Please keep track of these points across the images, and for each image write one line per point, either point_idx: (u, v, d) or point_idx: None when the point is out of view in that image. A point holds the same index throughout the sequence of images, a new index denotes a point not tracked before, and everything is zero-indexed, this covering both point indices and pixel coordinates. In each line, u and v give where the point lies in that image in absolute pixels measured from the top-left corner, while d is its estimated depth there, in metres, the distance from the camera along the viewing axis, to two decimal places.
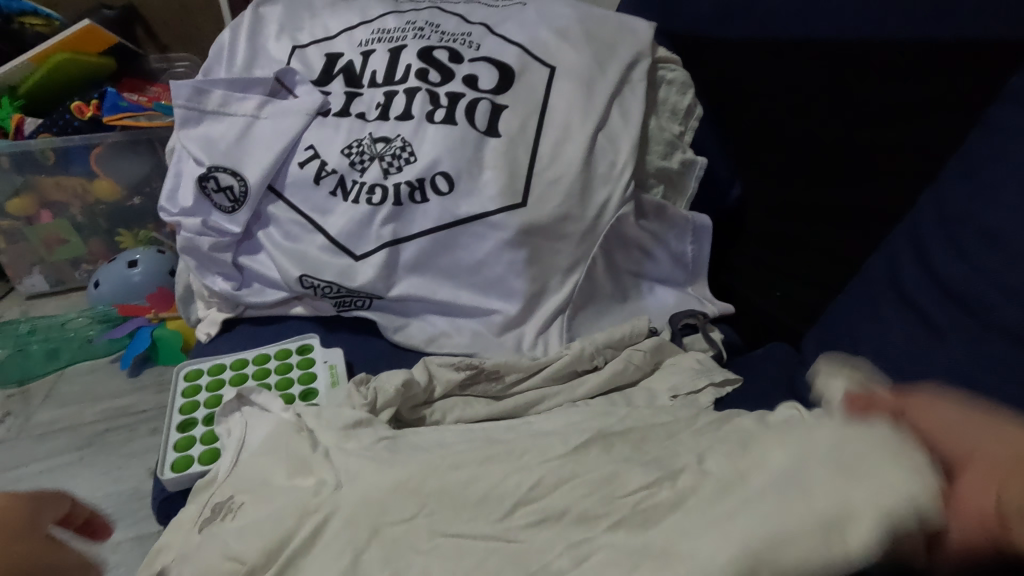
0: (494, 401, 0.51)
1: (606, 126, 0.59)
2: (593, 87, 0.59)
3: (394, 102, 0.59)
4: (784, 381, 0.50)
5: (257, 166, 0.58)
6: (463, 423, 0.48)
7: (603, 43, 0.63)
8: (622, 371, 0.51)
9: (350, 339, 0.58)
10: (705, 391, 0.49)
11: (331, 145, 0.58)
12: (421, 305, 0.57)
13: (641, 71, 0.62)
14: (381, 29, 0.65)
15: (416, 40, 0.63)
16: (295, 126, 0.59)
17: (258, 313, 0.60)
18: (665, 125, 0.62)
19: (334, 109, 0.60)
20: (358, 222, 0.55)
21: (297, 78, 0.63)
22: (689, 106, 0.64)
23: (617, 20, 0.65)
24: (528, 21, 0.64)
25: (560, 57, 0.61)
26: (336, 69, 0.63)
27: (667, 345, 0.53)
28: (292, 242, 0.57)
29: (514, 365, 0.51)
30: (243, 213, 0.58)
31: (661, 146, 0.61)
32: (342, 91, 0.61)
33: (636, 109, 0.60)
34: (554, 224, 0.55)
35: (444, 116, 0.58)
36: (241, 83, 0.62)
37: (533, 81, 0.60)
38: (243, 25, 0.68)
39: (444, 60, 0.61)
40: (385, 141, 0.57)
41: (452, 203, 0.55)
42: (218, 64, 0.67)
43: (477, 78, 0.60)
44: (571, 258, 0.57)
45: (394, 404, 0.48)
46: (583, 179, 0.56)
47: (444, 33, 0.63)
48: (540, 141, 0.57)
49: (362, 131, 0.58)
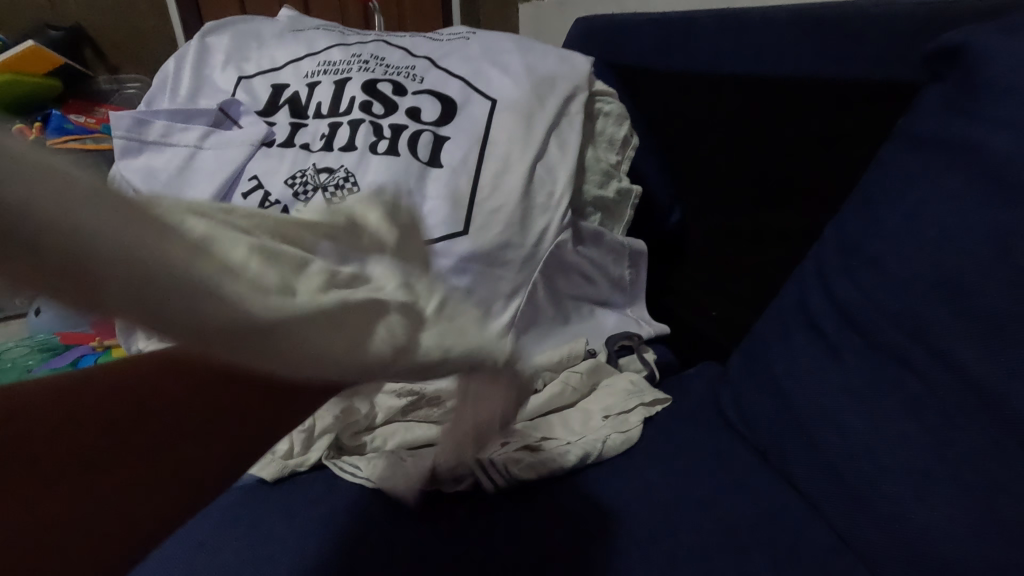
0: (434, 426, 0.51)
1: (545, 156, 0.61)
2: (532, 118, 0.61)
3: (338, 133, 0.61)
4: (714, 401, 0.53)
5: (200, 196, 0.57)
6: (402, 450, 0.48)
7: (543, 76, 0.64)
8: (560, 394, 0.52)
9: None
10: (636, 411, 0.53)
11: (274, 175, 0.59)
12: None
13: (578, 104, 0.65)
14: (327, 61, 0.66)
15: (361, 73, 0.64)
16: (239, 157, 0.59)
17: None
18: (602, 155, 0.66)
19: (278, 139, 0.61)
20: None
21: (241, 109, 0.63)
22: (625, 137, 0.68)
23: (557, 53, 0.67)
24: (471, 55, 0.66)
25: (501, 89, 0.63)
26: (282, 100, 0.64)
27: (602, 367, 0.56)
28: None
29: (454, 389, 0.52)
30: None
31: (597, 175, 0.64)
32: (287, 122, 0.62)
33: (574, 141, 0.62)
34: (496, 251, 0.57)
35: (387, 148, 0.59)
36: (184, 114, 0.62)
37: (475, 113, 0.62)
38: (188, 56, 0.69)
39: (388, 93, 0.63)
40: (328, 171, 0.58)
41: None
42: (162, 94, 0.68)
43: (420, 111, 0.62)
44: (512, 284, 0.57)
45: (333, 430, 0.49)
46: (523, 207, 0.58)
47: (389, 65, 0.65)
48: (482, 170, 0.59)
49: (306, 162, 0.59)
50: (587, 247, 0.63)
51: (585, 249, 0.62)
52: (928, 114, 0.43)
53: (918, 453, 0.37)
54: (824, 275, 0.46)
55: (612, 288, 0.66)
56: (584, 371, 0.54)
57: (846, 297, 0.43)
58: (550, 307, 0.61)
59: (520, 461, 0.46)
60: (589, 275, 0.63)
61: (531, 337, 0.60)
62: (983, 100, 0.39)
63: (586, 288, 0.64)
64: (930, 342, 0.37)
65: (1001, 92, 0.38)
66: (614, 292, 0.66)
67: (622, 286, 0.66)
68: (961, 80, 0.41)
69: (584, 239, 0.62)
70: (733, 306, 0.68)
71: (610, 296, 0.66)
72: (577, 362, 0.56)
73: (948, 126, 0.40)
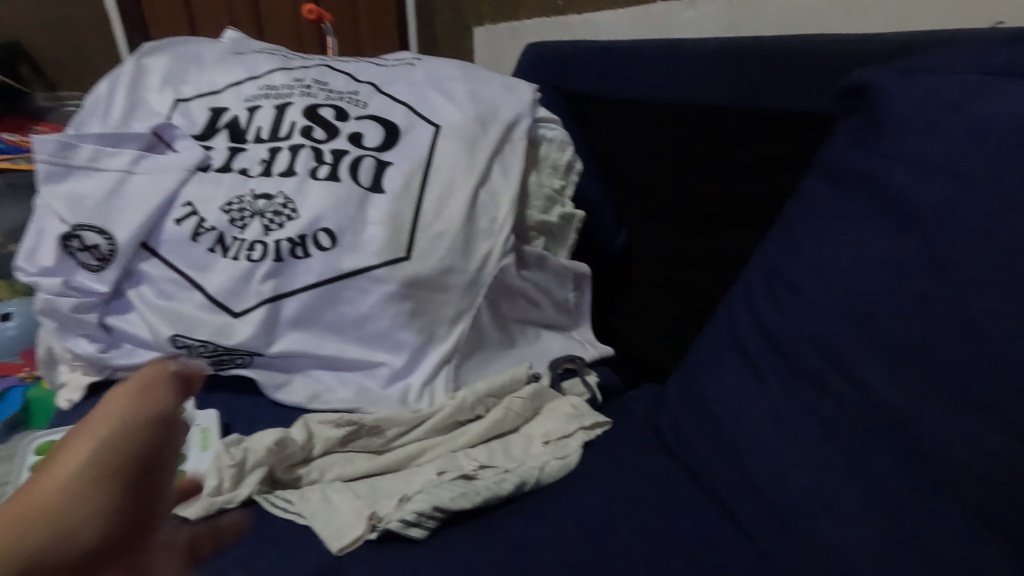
0: (376, 455, 0.51)
1: (487, 182, 0.61)
2: (475, 144, 0.61)
3: (278, 158, 0.60)
4: (651, 424, 0.54)
5: (127, 224, 0.56)
6: (340, 481, 0.48)
7: (486, 103, 0.65)
8: (503, 419, 0.53)
9: (230, 398, 0.57)
10: (576, 435, 0.53)
11: (210, 202, 0.58)
12: (307, 359, 0.57)
13: (522, 130, 0.65)
14: (269, 85, 0.65)
15: (302, 97, 0.64)
16: (171, 182, 0.58)
17: (129, 374, 0.58)
18: (545, 180, 0.66)
19: (215, 164, 0.60)
20: (237, 280, 0.55)
21: (176, 132, 0.62)
22: (569, 161, 0.68)
23: (501, 81, 0.68)
24: (415, 81, 0.67)
25: (444, 114, 0.63)
26: (221, 123, 0.63)
27: (545, 391, 0.56)
28: (167, 301, 0.56)
29: (395, 419, 0.52)
30: (110, 272, 0.55)
31: (540, 201, 0.65)
32: (225, 146, 0.61)
33: (516, 166, 0.62)
34: (438, 277, 0.56)
35: (328, 173, 0.59)
36: (114, 138, 0.60)
37: (418, 139, 0.61)
38: (123, 78, 0.67)
39: (330, 118, 0.62)
40: (266, 198, 0.57)
41: (335, 258, 0.56)
42: (93, 116, 0.66)
43: (363, 136, 0.61)
44: (455, 310, 0.57)
45: (263, 464, 0.47)
46: (465, 233, 0.58)
47: (332, 91, 0.65)
48: (424, 196, 0.58)
49: (244, 187, 0.58)
50: (532, 271, 0.63)
51: (529, 274, 0.63)
52: (838, 146, 0.45)
53: (835, 472, 0.39)
54: (751, 301, 0.48)
55: (556, 310, 0.66)
56: (527, 396, 0.55)
57: (768, 322, 0.45)
58: (495, 332, 0.61)
59: (455, 489, 0.45)
60: (534, 300, 0.64)
61: (475, 363, 0.60)
62: (883, 137, 0.41)
63: (532, 313, 0.64)
64: (842, 366, 0.39)
65: (899, 127, 0.40)
66: (558, 314, 0.66)
67: (567, 309, 0.67)
68: (866, 116, 0.43)
69: (528, 263, 0.62)
70: (673, 327, 0.69)
71: (555, 318, 0.66)
72: (520, 386, 0.57)
73: (854, 160, 0.42)
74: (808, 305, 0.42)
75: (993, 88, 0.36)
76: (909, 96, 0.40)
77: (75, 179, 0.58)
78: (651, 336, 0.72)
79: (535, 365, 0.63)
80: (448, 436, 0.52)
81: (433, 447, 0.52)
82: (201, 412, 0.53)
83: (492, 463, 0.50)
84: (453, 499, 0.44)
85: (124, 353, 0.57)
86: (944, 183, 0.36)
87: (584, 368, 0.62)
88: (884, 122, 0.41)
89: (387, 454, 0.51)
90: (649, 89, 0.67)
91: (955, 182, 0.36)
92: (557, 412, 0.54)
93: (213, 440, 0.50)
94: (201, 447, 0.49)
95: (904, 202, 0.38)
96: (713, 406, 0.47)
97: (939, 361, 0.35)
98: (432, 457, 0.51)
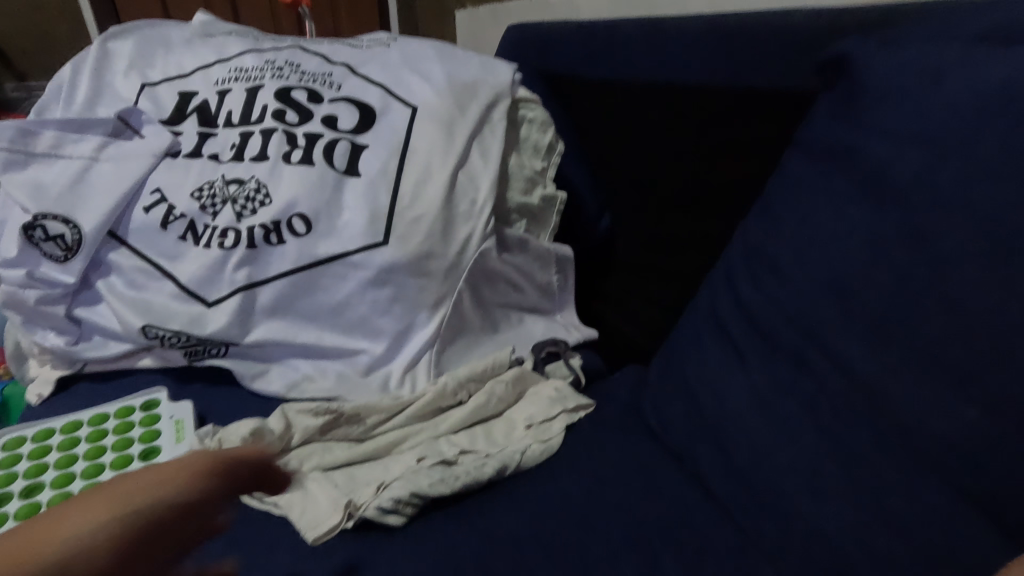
0: (356, 443, 0.50)
1: (466, 164, 0.59)
2: (453, 126, 0.60)
3: (250, 143, 0.58)
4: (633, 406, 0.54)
5: (93, 212, 0.54)
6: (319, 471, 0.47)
7: (464, 83, 0.63)
8: (484, 404, 0.53)
9: (205, 390, 0.56)
10: (559, 418, 0.53)
11: (179, 188, 0.56)
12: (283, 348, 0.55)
13: (501, 111, 0.63)
14: (239, 67, 0.63)
15: (274, 80, 0.62)
16: (138, 169, 0.56)
17: (100, 368, 0.56)
18: (526, 161, 0.65)
19: (185, 149, 0.58)
20: (209, 268, 0.53)
21: (143, 118, 0.60)
22: (551, 143, 0.67)
23: (480, 61, 0.67)
24: (390, 62, 0.65)
25: (421, 95, 0.61)
26: (190, 108, 0.61)
27: (528, 374, 0.55)
28: (137, 291, 0.54)
29: (375, 406, 0.52)
30: (77, 262, 0.54)
31: (521, 182, 0.63)
32: (194, 131, 0.59)
33: (496, 148, 0.61)
34: (417, 262, 0.55)
35: (301, 157, 0.57)
36: (77, 124, 0.58)
37: (394, 121, 0.60)
38: (86, 62, 0.65)
39: (303, 101, 0.61)
40: (238, 183, 0.56)
41: (310, 244, 0.55)
42: (56, 102, 0.63)
43: (337, 119, 0.60)
44: (436, 294, 0.56)
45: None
46: (444, 216, 0.56)
47: (304, 73, 0.63)
48: (401, 180, 0.57)
49: (214, 173, 0.56)
50: (513, 254, 0.62)
51: (511, 257, 0.62)
52: (821, 120, 0.45)
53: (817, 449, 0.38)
54: (732, 280, 0.47)
55: (539, 294, 0.65)
56: (510, 380, 0.54)
57: (749, 299, 0.45)
58: (477, 317, 0.60)
59: (435, 476, 0.45)
60: (516, 283, 0.63)
61: (457, 348, 0.59)
62: (865, 109, 0.41)
63: (513, 296, 0.63)
64: (821, 341, 0.39)
65: (881, 98, 0.40)
66: (541, 298, 0.65)
67: (549, 293, 0.66)
68: (848, 88, 0.43)
69: (509, 246, 0.61)
70: (656, 308, 0.69)
71: (538, 302, 0.65)
72: (502, 370, 0.56)
73: (836, 132, 0.42)
74: (788, 281, 0.42)
75: (973, 57, 0.36)
76: (891, 67, 0.40)
77: (36, 167, 0.56)
78: (635, 318, 0.72)
79: (518, 349, 0.62)
80: (429, 423, 0.52)
81: (414, 434, 0.51)
82: (175, 404, 0.52)
83: (474, 448, 0.49)
84: (428, 485, 0.44)
85: (94, 345, 0.56)
86: (925, 152, 0.36)
87: (567, 352, 0.62)
88: (866, 94, 0.41)
89: (367, 442, 0.50)
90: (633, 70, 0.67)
91: (935, 151, 0.36)
92: (539, 396, 0.53)
93: (188, 432, 0.49)
94: (176, 440, 0.48)
95: (884, 173, 0.38)
96: (694, 386, 0.47)
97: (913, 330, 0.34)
98: (412, 444, 0.50)
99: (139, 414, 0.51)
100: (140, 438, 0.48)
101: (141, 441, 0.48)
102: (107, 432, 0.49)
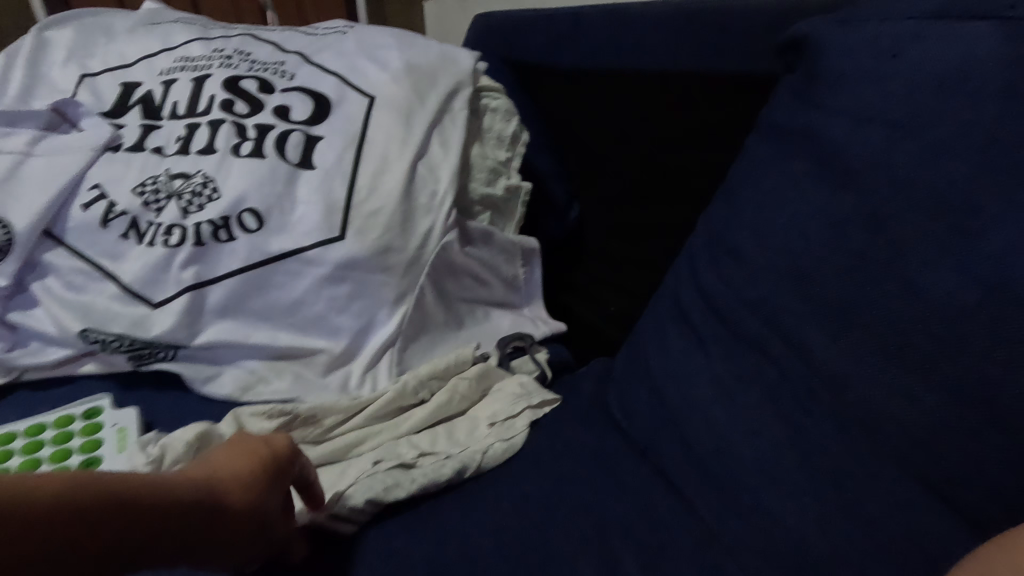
0: (312, 446, 0.49)
1: (426, 155, 0.57)
2: (412, 116, 0.58)
3: (196, 135, 0.56)
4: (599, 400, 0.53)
5: (26, 210, 0.51)
6: None
7: (423, 72, 0.61)
8: (447, 403, 0.51)
9: (152, 395, 0.53)
10: (524, 414, 0.51)
11: (120, 184, 0.53)
12: (235, 349, 0.53)
13: (462, 100, 0.62)
14: (185, 57, 0.60)
15: (222, 69, 0.59)
16: (75, 164, 0.53)
17: (39, 376, 0.53)
18: (489, 152, 0.63)
19: (126, 143, 0.55)
20: (154, 267, 0.51)
21: (83, 111, 0.57)
22: (515, 132, 0.66)
23: (440, 49, 0.64)
24: (346, 50, 0.62)
25: (377, 84, 0.59)
26: (132, 99, 0.58)
27: (493, 370, 0.54)
28: (76, 293, 0.51)
29: (333, 408, 0.50)
30: (9, 264, 0.51)
31: (484, 173, 0.62)
32: (137, 124, 0.56)
33: (457, 138, 0.59)
34: (375, 257, 0.53)
35: (252, 149, 0.55)
36: (8, 117, 0.55)
37: (349, 111, 0.57)
38: (20, 52, 0.61)
39: (253, 91, 0.58)
40: (184, 177, 0.53)
41: (262, 240, 0.52)
42: None
43: (290, 109, 0.57)
44: (395, 291, 0.54)
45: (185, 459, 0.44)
46: (403, 210, 0.54)
47: (255, 62, 0.60)
48: (357, 172, 0.55)
49: (158, 167, 0.54)
50: (477, 247, 0.60)
51: (474, 250, 0.60)
52: (780, 104, 0.44)
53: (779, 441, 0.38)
54: (694, 268, 0.47)
55: (505, 287, 0.64)
56: (473, 377, 0.53)
57: (710, 288, 0.44)
58: (439, 312, 0.58)
59: (390, 480, 0.44)
60: (480, 277, 0.61)
61: (420, 346, 0.57)
62: (823, 90, 0.40)
63: (478, 291, 0.61)
64: (783, 328, 0.38)
65: (838, 79, 0.39)
66: (507, 292, 0.64)
67: (516, 286, 0.64)
68: (807, 71, 0.42)
69: (472, 239, 0.60)
70: (625, 299, 0.68)
71: (504, 296, 0.64)
72: (466, 367, 0.54)
73: (795, 115, 0.42)
74: (749, 268, 0.41)
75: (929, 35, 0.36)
76: (847, 48, 0.39)
77: None
78: (604, 310, 0.71)
79: (484, 346, 0.61)
80: (389, 423, 0.50)
81: (373, 435, 0.49)
82: (119, 411, 0.49)
83: (435, 448, 0.47)
84: (385, 488, 0.44)
85: (31, 352, 0.53)
86: (882, 132, 0.35)
87: (534, 346, 0.60)
88: (824, 75, 0.40)
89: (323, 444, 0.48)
90: (597, 57, 0.66)
91: (892, 131, 0.35)
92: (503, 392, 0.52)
93: (132, 440, 0.46)
94: (119, 449, 0.45)
95: (841, 156, 0.37)
96: (658, 380, 0.46)
97: (873, 314, 0.34)
98: (370, 446, 0.48)
99: (80, 423, 0.48)
100: (80, 449, 0.45)
101: (81, 452, 0.45)
102: (45, 443, 0.46)
